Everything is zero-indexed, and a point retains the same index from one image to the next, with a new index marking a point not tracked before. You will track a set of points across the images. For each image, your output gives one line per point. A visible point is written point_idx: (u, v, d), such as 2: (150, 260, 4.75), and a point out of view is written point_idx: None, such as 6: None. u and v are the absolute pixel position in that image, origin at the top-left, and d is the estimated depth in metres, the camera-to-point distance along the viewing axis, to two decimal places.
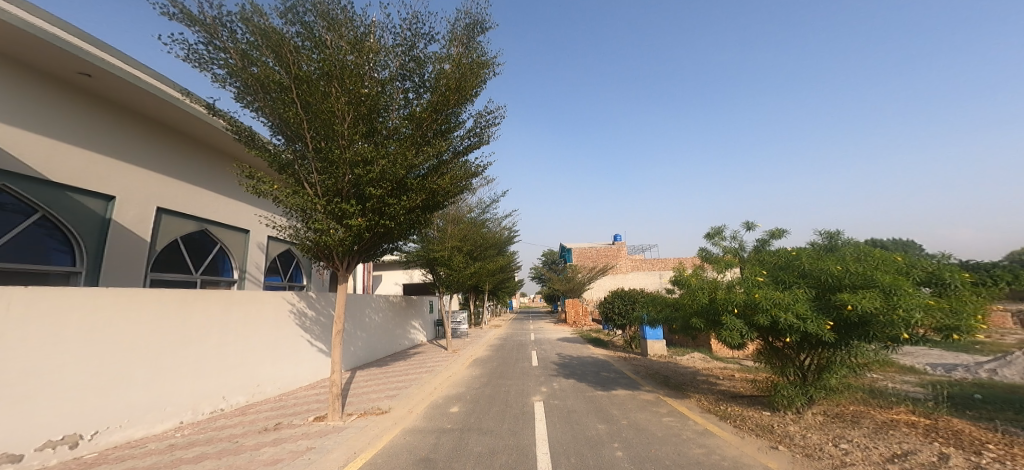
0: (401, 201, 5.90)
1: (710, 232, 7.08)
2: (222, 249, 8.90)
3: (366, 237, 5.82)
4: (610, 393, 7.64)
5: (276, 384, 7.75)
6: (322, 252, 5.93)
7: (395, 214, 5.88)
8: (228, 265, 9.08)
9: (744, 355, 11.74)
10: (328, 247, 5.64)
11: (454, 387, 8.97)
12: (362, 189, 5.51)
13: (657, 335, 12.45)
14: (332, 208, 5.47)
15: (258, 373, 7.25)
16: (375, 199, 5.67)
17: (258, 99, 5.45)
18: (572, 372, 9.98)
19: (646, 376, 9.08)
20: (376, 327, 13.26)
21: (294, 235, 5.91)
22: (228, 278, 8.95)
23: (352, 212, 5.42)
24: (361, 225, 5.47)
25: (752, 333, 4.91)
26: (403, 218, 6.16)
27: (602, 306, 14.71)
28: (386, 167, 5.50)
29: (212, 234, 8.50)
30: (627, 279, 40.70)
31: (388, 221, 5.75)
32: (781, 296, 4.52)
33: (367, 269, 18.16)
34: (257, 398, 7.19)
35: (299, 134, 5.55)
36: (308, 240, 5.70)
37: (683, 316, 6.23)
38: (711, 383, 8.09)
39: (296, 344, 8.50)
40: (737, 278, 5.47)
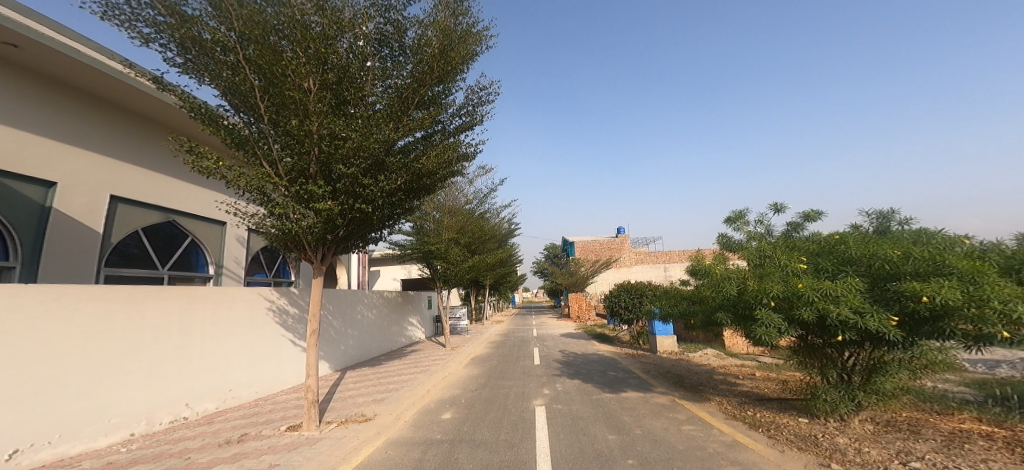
0: (379, 181, 5.19)
1: (730, 216, 6.25)
2: (194, 242, 8.22)
3: (340, 224, 5.10)
4: (620, 396, 6.89)
5: (253, 388, 7.09)
6: (290, 241, 5.23)
7: (373, 196, 5.15)
8: (202, 259, 8.44)
9: (761, 351, 10.98)
10: (294, 235, 4.93)
11: (450, 389, 8.27)
12: (332, 167, 4.77)
13: (667, 330, 11.69)
14: (298, 190, 4.75)
15: (230, 377, 6.58)
16: (349, 179, 4.95)
17: (204, 65, 4.67)
18: (577, 371, 9.24)
19: (658, 376, 8.33)
20: (369, 324, 12.57)
21: (256, 222, 5.17)
22: (203, 274, 8.31)
23: (320, 192, 4.68)
24: (331, 209, 4.75)
25: (792, 330, 4.09)
26: (383, 201, 5.45)
27: (607, 301, 13.95)
28: (360, 141, 4.77)
29: (181, 225, 7.86)
30: (632, 272, 39.92)
31: (364, 205, 5.03)
32: (831, 286, 3.78)
33: (362, 264, 17.46)
34: (229, 404, 6.52)
35: (255, 105, 4.78)
36: (271, 227, 4.97)
37: (706, 312, 5.40)
38: (731, 384, 7.32)
39: (276, 344, 7.82)
40: (772, 265, 4.58)
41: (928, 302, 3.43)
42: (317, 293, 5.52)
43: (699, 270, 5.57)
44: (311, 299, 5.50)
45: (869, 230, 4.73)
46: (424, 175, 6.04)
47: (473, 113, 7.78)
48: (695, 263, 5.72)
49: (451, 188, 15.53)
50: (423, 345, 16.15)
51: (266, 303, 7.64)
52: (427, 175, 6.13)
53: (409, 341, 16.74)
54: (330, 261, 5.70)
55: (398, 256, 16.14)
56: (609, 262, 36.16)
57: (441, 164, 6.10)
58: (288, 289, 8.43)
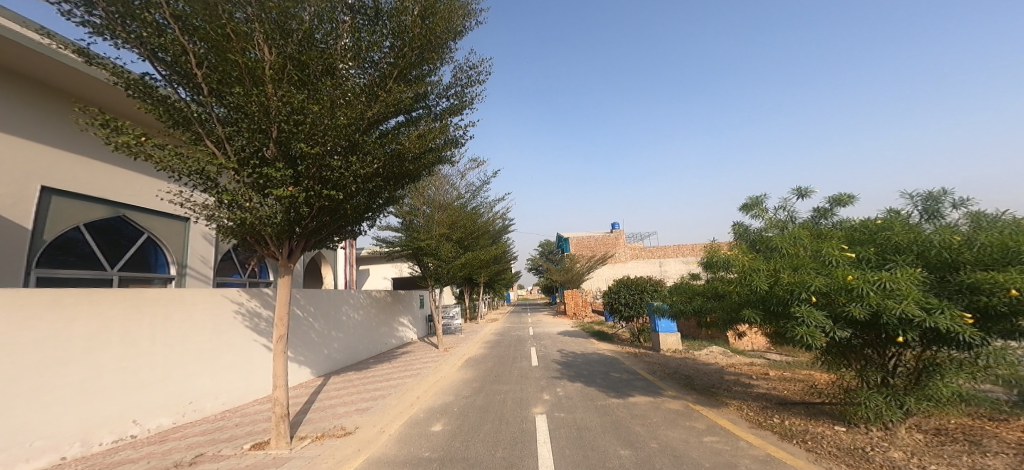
0: (351, 164, 4.56)
1: (747, 202, 5.62)
2: (149, 239, 7.81)
3: (306, 213, 4.50)
4: (628, 401, 6.30)
5: (220, 398, 6.46)
6: (249, 234, 4.60)
7: (344, 181, 4.54)
8: (163, 259, 8.01)
9: (769, 348, 10.46)
10: (252, 227, 4.32)
11: (440, 395, 7.63)
12: (293, 147, 4.15)
13: (670, 327, 11.13)
14: (253, 175, 4.14)
15: (190, 388, 5.97)
16: (315, 163, 4.33)
17: (118, 22, 3.80)
18: (578, 373, 8.63)
19: (666, 377, 7.75)
20: (355, 326, 11.85)
21: (205, 213, 4.49)
22: (162, 275, 7.88)
23: (278, 176, 4.07)
24: (293, 196, 4.14)
25: (841, 331, 3.46)
26: (358, 188, 4.83)
27: (606, 297, 13.34)
28: (324, 116, 4.16)
29: (132, 221, 7.47)
30: (627, 268, 39.46)
31: (333, 191, 4.42)
32: (890, 279, 3.17)
33: (348, 263, 16.65)
34: (190, 418, 5.92)
35: (196, 74, 4.06)
36: (223, 218, 4.33)
37: (729, 311, 4.73)
38: (746, 386, 6.76)
39: (245, 350, 7.13)
40: (804, 254, 3.96)
41: (1013, 297, 2.84)
42: (285, 293, 4.85)
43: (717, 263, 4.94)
44: (277, 301, 4.82)
45: (918, 216, 3.93)
46: (404, 159, 5.41)
47: (461, 95, 7.13)
48: (712, 254, 5.10)
49: (440, 181, 14.84)
50: (415, 346, 15.42)
51: (233, 306, 6.98)
52: (408, 159, 5.51)
53: (400, 342, 16.00)
54: (298, 257, 5.08)
55: (387, 254, 15.43)
56: (604, 258, 35.46)
57: (424, 148, 5.48)
58: (261, 290, 7.75)
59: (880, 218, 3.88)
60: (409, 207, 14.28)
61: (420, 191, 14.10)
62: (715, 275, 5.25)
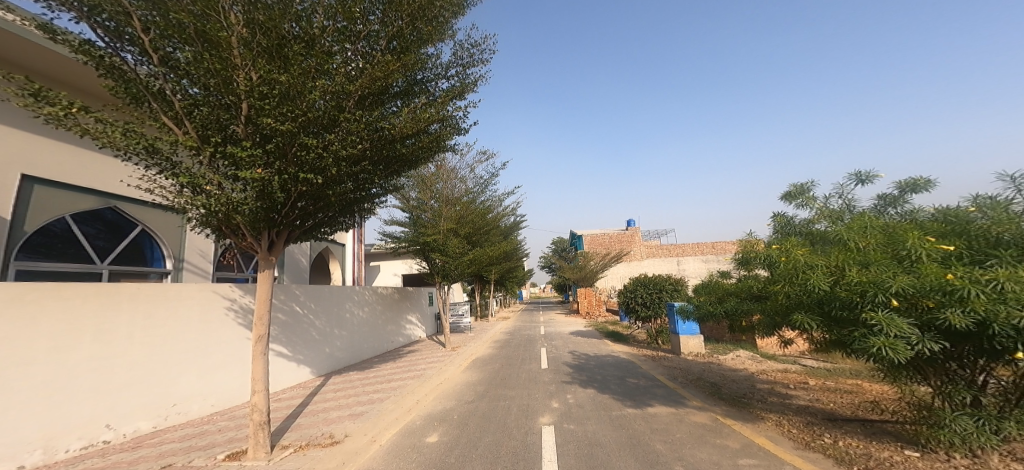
0: (332, 144, 4.05)
1: (789, 189, 4.94)
2: (144, 231, 7.47)
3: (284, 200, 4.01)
4: (647, 413, 5.64)
5: (208, 400, 6.05)
6: (222, 224, 4.15)
7: (323, 164, 4.02)
8: (159, 253, 7.66)
9: (803, 354, 9.58)
10: (220, 215, 3.84)
11: (442, 400, 7.10)
12: (261, 124, 3.65)
13: (692, 329, 10.36)
14: (217, 155, 3.68)
15: (173, 389, 5.54)
16: (288, 142, 3.83)
17: None
18: (592, 377, 7.99)
19: (689, 384, 7.06)
20: (360, 324, 11.43)
21: (167, 199, 4.01)
22: (158, 269, 7.54)
23: (243, 156, 3.58)
24: (264, 179, 3.65)
25: (931, 342, 2.79)
26: (343, 173, 4.32)
27: (622, 297, 12.62)
28: (292, 87, 3.67)
29: (124, 212, 7.15)
30: (643, 266, 38.39)
31: (310, 175, 3.91)
32: (1006, 278, 2.51)
33: (357, 259, 16.30)
34: (171, 422, 5.48)
35: (148, 39, 3.57)
36: (188, 206, 3.87)
37: (774, 315, 4.02)
38: (782, 397, 6.02)
39: (236, 349, 6.71)
40: (872, 249, 3.27)
41: None
42: (265, 290, 4.35)
43: (755, 258, 4.24)
44: (256, 299, 4.33)
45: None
46: (395, 140, 4.90)
47: (467, 76, 6.60)
48: (749, 248, 4.40)
49: (448, 174, 14.37)
50: (423, 345, 14.98)
51: (225, 303, 6.56)
52: (399, 141, 4.99)
53: (408, 340, 15.60)
54: (280, 251, 4.62)
55: (395, 250, 15.03)
56: (619, 256, 34.49)
57: (418, 127, 4.96)
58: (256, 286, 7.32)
59: (979, 211, 3.16)
60: (416, 202, 13.90)
61: (427, 186, 13.77)
62: (753, 274, 4.53)
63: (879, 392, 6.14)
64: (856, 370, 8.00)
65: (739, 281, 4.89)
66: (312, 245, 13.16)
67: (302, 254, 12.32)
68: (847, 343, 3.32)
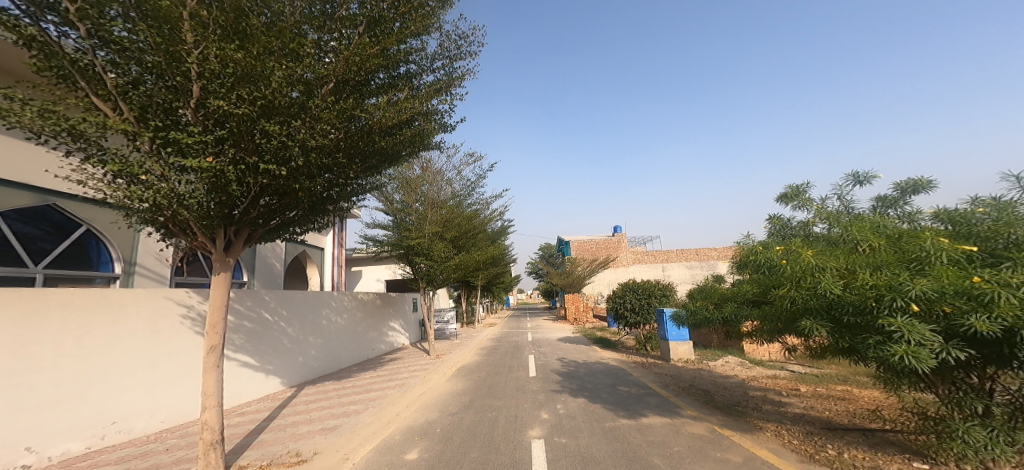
0: (296, 132, 3.72)
1: (785, 190, 4.73)
2: (89, 231, 7.02)
3: (240, 194, 3.68)
4: (641, 424, 5.36)
5: (157, 416, 5.55)
6: (168, 221, 3.80)
7: (288, 155, 3.69)
8: (106, 255, 7.20)
9: (793, 360, 9.47)
10: (163, 208, 3.49)
11: (424, 412, 6.69)
12: (214, 107, 3.32)
13: (682, 335, 10.17)
14: (160, 141, 3.33)
15: (113, 405, 5.02)
16: (245, 128, 3.50)
17: None
18: (582, 386, 7.69)
19: (681, 392, 6.80)
20: (338, 331, 10.91)
21: (103, 191, 3.61)
22: (105, 274, 7.08)
23: (189, 142, 3.25)
24: (215, 169, 3.31)
25: (956, 351, 2.57)
26: (311, 165, 3.99)
27: (610, 302, 12.40)
28: (251, 68, 3.34)
29: (66, 211, 6.69)
30: (629, 272, 38.54)
31: (272, 166, 3.57)
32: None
33: (337, 263, 15.72)
34: (109, 442, 4.95)
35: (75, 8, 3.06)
36: (126, 199, 3.49)
37: (777, 321, 3.75)
38: (776, 404, 5.82)
39: (191, 360, 6.25)
40: (875, 249, 3.09)
41: None
42: (218, 296, 3.97)
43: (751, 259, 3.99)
44: (208, 307, 3.96)
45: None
46: (370, 131, 4.59)
47: (453, 71, 6.33)
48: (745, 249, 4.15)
49: (434, 177, 14.01)
50: (406, 353, 14.47)
51: (180, 310, 6.08)
52: (375, 134, 4.69)
53: (390, 348, 15.05)
54: (238, 250, 4.27)
55: (376, 254, 14.53)
56: (606, 261, 34.42)
57: (395, 118, 4.64)
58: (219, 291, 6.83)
59: (991, 209, 3.00)
60: (400, 204, 13.52)
61: (411, 188, 13.41)
62: (748, 277, 4.29)
63: (871, 398, 6.00)
64: (845, 375, 7.90)
65: (735, 284, 4.66)
66: (288, 249, 12.59)
67: (276, 259, 11.75)
68: (860, 351, 3.07)
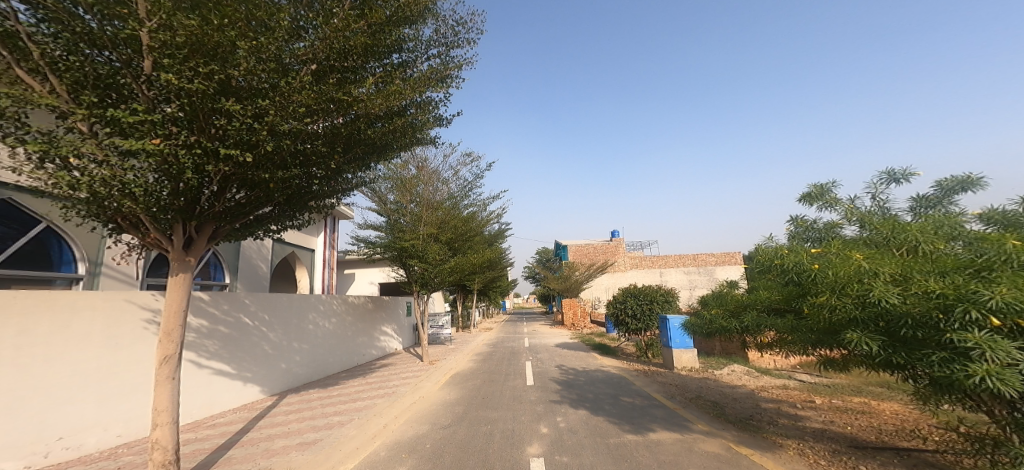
0: (264, 112, 3.34)
1: (808, 189, 4.30)
2: (51, 229, 6.58)
3: (196, 183, 3.38)
4: (650, 440, 4.94)
5: (111, 430, 5.21)
6: (117, 214, 3.56)
7: (254, 139, 3.32)
8: (69, 255, 6.79)
9: (805, 371, 9.09)
10: (105, 196, 3.17)
11: (412, 424, 6.23)
12: (166, 81, 2.99)
13: (685, 342, 9.74)
14: (98, 120, 2.96)
15: (58, 420, 4.66)
16: (201, 107, 3.16)
17: None
18: (582, 396, 7.25)
19: (689, 404, 6.38)
20: (325, 336, 10.43)
21: (42, 178, 3.28)
22: (66, 274, 6.67)
23: (131, 121, 2.92)
24: (163, 151, 2.98)
25: None
26: (284, 152, 3.62)
27: (610, 308, 11.97)
28: (207, 39, 2.99)
29: (25, 206, 6.23)
30: (627, 277, 38.17)
31: (234, 151, 3.21)
32: None
33: (327, 265, 15.20)
34: (54, 459, 4.59)
35: None
36: (65, 187, 3.16)
37: (814, 334, 3.31)
38: (793, 418, 5.41)
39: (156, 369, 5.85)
40: (942, 255, 2.68)
41: None
42: (173, 302, 3.76)
43: (769, 263, 3.53)
44: (163, 313, 3.74)
45: None
46: (356, 118, 4.20)
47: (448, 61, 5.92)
48: (763, 249, 3.73)
49: (430, 177, 13.58)
50: (398, 358, 13.96)
51: (143, 315, 5.75)
52: (361, 121, 4.29)
53: (382, 353, 14.54)
54: (199, 248, 4.06)
55: (368, 256, 14.05)
56: (604, 265, 33.98)
57: (384, 104, 4.23)
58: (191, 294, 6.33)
59: None
60: (395, 205, 13.08)
61: (406, 188, 12.95)
62: (771, 282, 3.84)
63: (893, 412, 5.64)
64: (859, 387, 7.53)
65: (754, 291, 4.20)
66: (275, 250, 12.10)
67: (262, 260, 11.26)
68: (920, 370, 2.64)
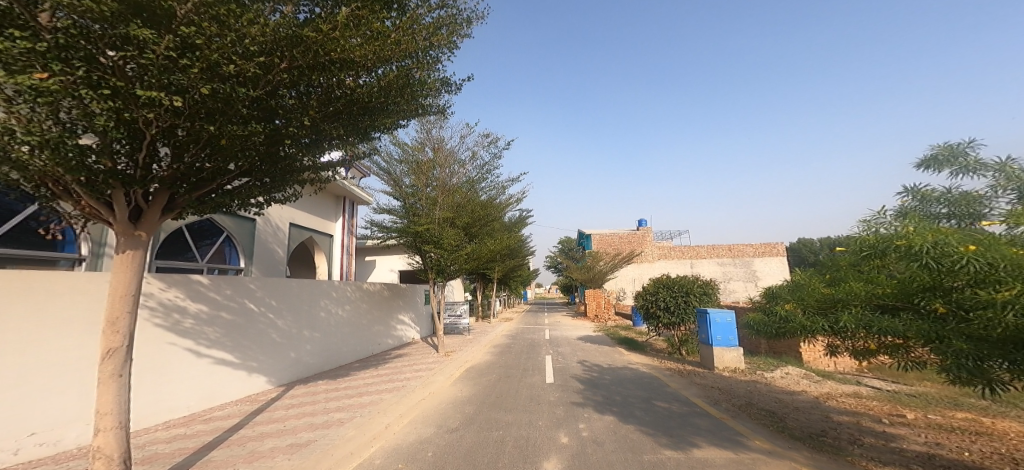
0: (196, 45, 2.63)
1: (935, 153, 3.89)
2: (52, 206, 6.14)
3: (117, 137, 2.68)
4: (696, 459, 4.06)
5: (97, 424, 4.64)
6: (39, 178, 2.93)
7: (185, 78, 2.61)
8: (72, 235, 6.35)
9: (878, 380, 8.28)
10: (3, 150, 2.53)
11: (417, 426, 5.54)
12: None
13: (728, 340, 8.68)
14: None
15: (35, 412, 4.10)
16: (110, 34, 2.47)
17: None
18: (611, 398, 6.40)
19: (740, 413, 5.45)
20: (339, 324, 9.96)
21: None
22: (70, 255, 6.23)
23: (4, 47, 2.23)
24: (55, 88, 2.29)
25: None
26: (234, 103, 2.90)
27: (639, 299, 11.01)
28: None
29: None
30: (653, 268, 36.79)
31: (157, 93, 2.49)
32: None
33: (346, 252, 14.80)
34: (28, 456, 4.03)
35: None
36: None
37: (966, 346, 2.48)
38: (883, 438, 4.48)
39: (157, 357, 5.26)
40: None
41: None
42: (119, 283, 2.98)
43: (886, 246, 2.94)
44: (107, 297, 2.95)
45: None
46: (331, 65, 3.41)
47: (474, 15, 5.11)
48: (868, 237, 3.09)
49: (446, 159, 12.78)
50: (414, 348, 13.47)
51: None
52: (354, 73, 3.69)
53: (398, 343, 14.09)
54: (152, 220, 3.28)
55: (383, 242, 13.53)
56: (630, 255, 32.66)
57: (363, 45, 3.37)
58: (188, 277, 5.80)
59: None
60: (411, 189, 12.42)
61: (422, 171, 12.21)
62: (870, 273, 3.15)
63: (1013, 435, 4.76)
64: (955, 399, 6.65)
65: (844, 283, 3.41)
66: (293, 235, 11.69)
67: (278, 244, 10.87)
68: None
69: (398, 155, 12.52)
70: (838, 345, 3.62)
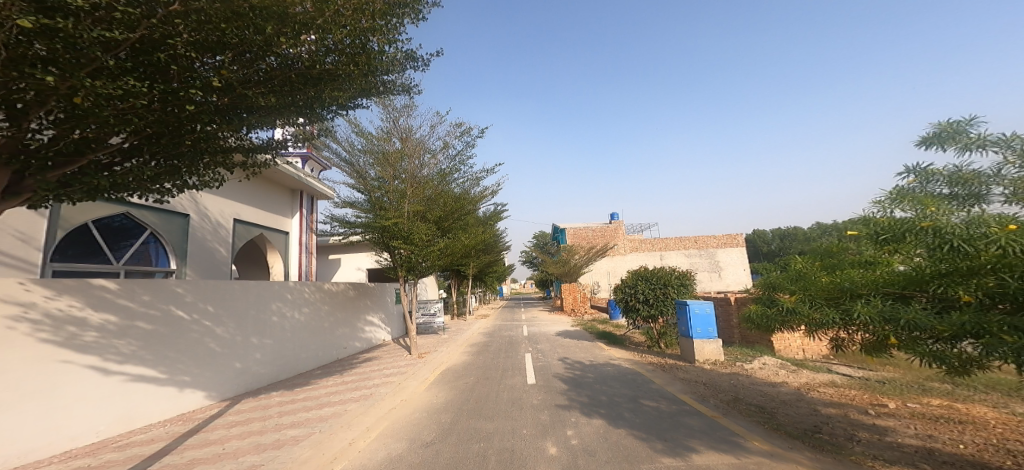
0: None
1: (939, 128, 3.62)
2: None
3: None
4: (696, 466, 3.70)
5: None
6: None
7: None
8: None
9: (853, 367, 8.31)
10: None
11: (369, 442, 4.96)
12: None
13: (707, 332, 8.50)
14: None
15: None
16: None
17: None
18: (596, 399, 6.01)
19: (730, 411, 5.16)
20: (294, 329, 9.10)
21: None
22: None
23: None
24: None
25: None
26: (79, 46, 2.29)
27: (618, 292, 10.78)
28: None
29: None
30: (627, 260, 37.06)
31: None
32: None
33: (305, 250, 13.81)
34: None
35: None
36: None
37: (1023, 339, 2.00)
38: (876, 432, 4.27)
39: (45, 379, 4.41)
40: None
41: None
42: None
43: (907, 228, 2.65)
44: None
45: None
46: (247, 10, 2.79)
47: None
48: (886, 218, 2.79)
49: (415, 150, 12.01)
50: (384, 350, 12.69)
51: (8, 311, 4.14)
52: (289, 32, 3.13)
53: (367, 345, 13.27)
54: None
55: (347, 238, 12.70)
56: (604, 248, 32.70)
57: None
58: (85, 282, 4.93)
59: None
60: (377, 181, 11.62)
61: (389, 163, 11.43)
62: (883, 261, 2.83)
63: (998, 421, 4.62)
64: (920, 383, 6.55)
65: (845, 271, 3.10)
66: (239, 232, 10.67)
67: (221, 243, 9.87)
68: None
69: (360, 145, 11.70)
70: (841, 339, 3.31)
